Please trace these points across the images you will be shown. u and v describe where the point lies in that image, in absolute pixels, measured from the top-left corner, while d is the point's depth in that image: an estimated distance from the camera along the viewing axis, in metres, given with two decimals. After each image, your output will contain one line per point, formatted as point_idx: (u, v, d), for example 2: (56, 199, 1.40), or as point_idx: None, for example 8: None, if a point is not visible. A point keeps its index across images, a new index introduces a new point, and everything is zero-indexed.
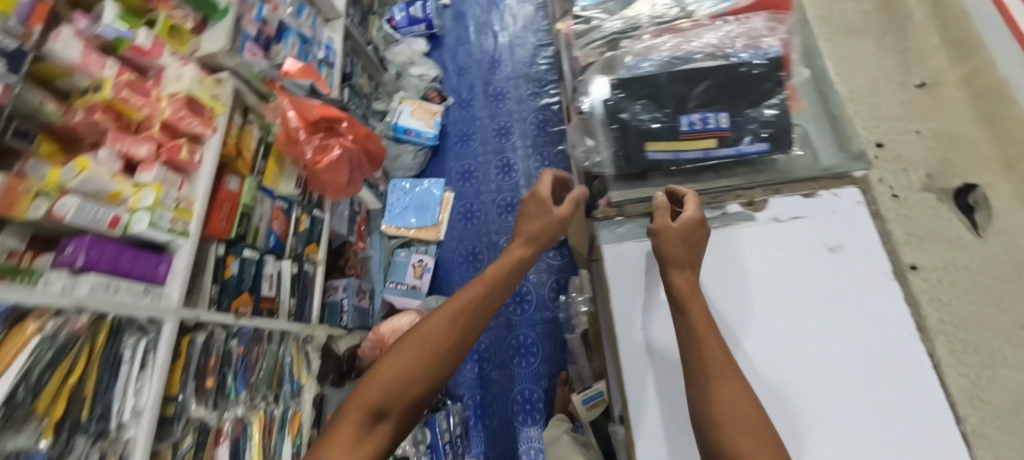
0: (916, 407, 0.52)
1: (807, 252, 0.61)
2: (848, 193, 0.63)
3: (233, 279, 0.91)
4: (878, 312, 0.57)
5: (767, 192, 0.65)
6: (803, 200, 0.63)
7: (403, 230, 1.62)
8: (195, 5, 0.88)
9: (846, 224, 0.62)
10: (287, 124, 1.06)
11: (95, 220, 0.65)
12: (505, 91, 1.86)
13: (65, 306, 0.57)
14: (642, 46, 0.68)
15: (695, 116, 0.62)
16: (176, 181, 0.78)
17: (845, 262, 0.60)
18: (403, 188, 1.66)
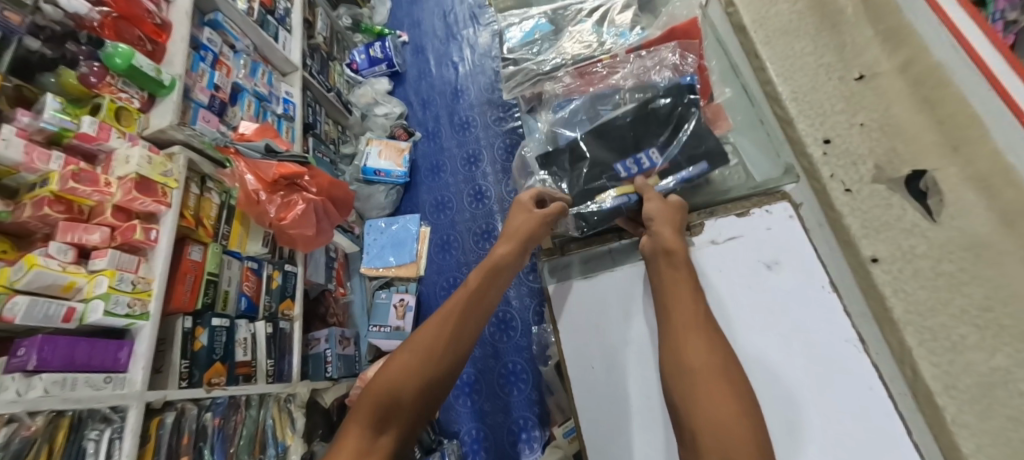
0: (863, 412, 0.59)
1: (752, 273, 0.69)
2: (778, 209, 0.72)
3: (203, 350, 0.90)
4: (820, 320, 0.65)
5: (703, 215, 0.75)
6: (737, 221, 0.73)
7: (383, 270, 1.61)
8: (139, 83, 0.89)
9: (781, 240, 0.70)
10: (246, 187, 1.07)
11: (47, 317, 0.65)
12: (471, 120, 1.87)
13: (17, 411, 0.58)
14: (563, 90, 0.90)
15: (630, 162, 0.78)
16: (133, 263, 0.78)
17: (785, 279, 0.68)
18: (379, 228, 1.67)
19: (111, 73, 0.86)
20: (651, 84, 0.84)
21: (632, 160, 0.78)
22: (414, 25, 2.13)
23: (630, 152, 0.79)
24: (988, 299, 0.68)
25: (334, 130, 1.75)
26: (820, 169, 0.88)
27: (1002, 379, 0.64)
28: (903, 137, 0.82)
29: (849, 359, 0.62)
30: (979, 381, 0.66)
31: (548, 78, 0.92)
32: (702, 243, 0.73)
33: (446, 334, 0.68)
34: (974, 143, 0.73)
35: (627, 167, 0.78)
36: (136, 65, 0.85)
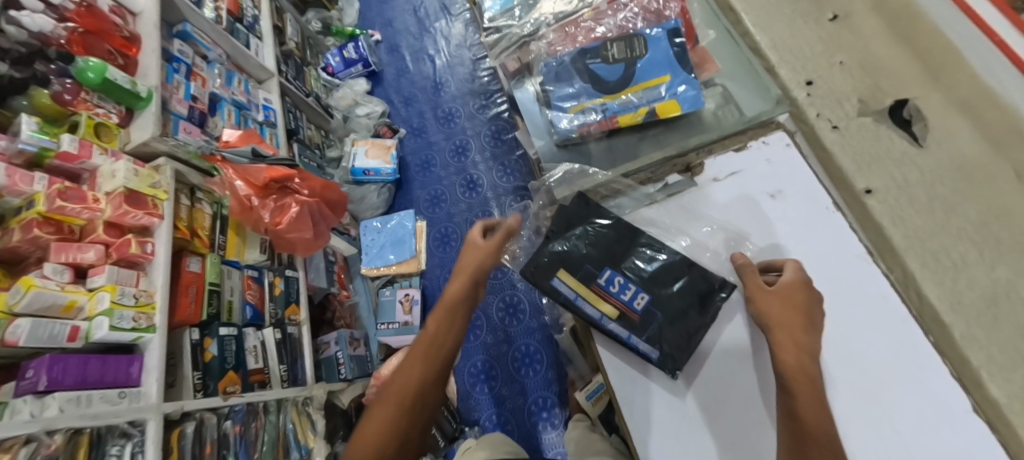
0: (883, 321, 0.62)
1: (756, 202, 0.70)
2: (775, 139, 0.73)
3: (215, 360, 0.89)
4: (828, 239, 0.66)
5: (702, 154, 0.75)
6: (734, 156, 0.73)
7: (384, 269, 1.60)
8: (116, 98, 0.87)
9: (780, 169, 0.72)
10: (237, 194, 1.06)
11: (52, 337, 0.64)
12: (454, 111, 1.86)
13: (35, 431, 0.57)
14: (547, 46, 0.90)
15: (615, 279, 0.66)
16: (132, 278, 0.77)
17: (787, 203, 0.69)
18: (375, 228, 1.64)
19: (85, 88, 0.84)
20: (638, 34, 0.82)
21: (624, 277, 0.66)
22: (385, 23, 2.11)
23: (620, 265, 0.67)
24: (983, 218, 0.71)
25: (318, 136, 1.73)
26: (806, 110, 0.84)
27: (1005, 290, 0.66)
28: (883, 70, 0.84)
29: (860, 272, 0.64)
30: (985, 294, 0.66)
31: (533, 39, 0.93)
32: (704, 182, 0.73)
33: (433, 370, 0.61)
34: (952, 70, 0.79)
35: (610, 275, 0.67)
36: (110, 78, 0.83)
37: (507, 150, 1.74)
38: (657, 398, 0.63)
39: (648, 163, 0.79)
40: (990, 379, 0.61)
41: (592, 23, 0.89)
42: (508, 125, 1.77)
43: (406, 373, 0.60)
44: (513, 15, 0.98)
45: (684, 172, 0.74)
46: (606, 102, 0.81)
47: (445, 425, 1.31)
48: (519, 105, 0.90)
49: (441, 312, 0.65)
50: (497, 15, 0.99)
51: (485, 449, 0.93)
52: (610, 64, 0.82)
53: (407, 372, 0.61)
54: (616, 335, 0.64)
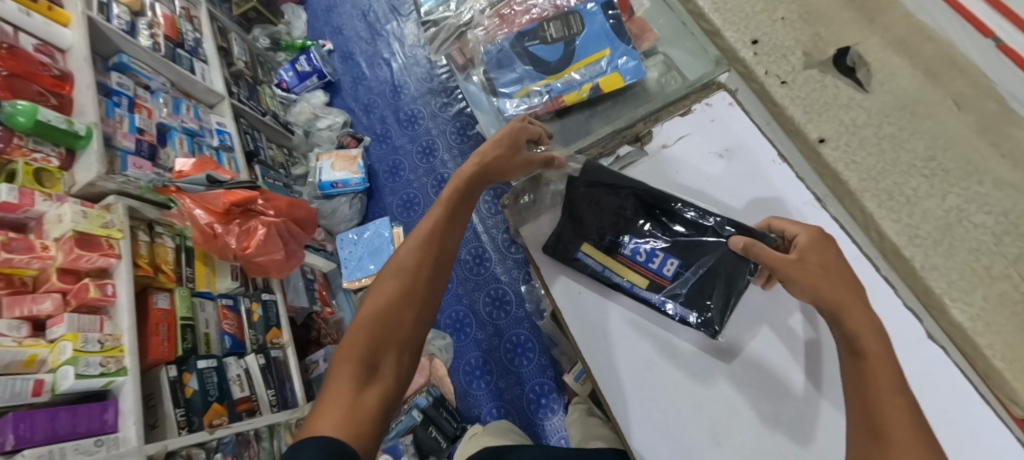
0: None
1: (705, 164, 0.71)
2: (717, 100, 0.73)
3: (197, 395, 0.87)
4: (777, 189, 0.68)
5: (649, 123, 0.75)
6: (682, 120, 0.73)
7: (365, 280, 1.58)
8: (53, 140, 0.84)
9: (726, 127, 0.72)
10: (198, 224, 1.04)
11: (15, 394, 0.62)
12: (417, 113, 1.83)
13: None
14: (484, 35, 0.88)
15: (641, 247, 0.68)
16: (95, 324, 0.74)
17: (735, 161, 0.70)
18: (352, 239, 1.63)
19: (18, 134, 0.81)
20: (574, 11, 0.82)
21: (648, 242, 0.68)
22: (335, 32, 2.07)
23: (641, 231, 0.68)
24: (929, 150, 0.73)
25: (281, 154, 1.69)
26: (754, 69, 0.85)
27: (957, 218, 0.68)
28: (823, 19, 0.84)
29: (812, 219, 0.65)
30: (938, 225, 0.69)
31: (469, 28, 0.92)
32: (654, 150, 0.73)
33: (414, 284, 0.60)
34: (887, 11, 0.81)
35: (635, 243, 0.68)
36: (43, 120, 0.80)
37: (473, 145, 1.72)
38: (631, 389, 0.65)
39: (596, 139, 0.79)
40: (952, 304, 0.64)
41: (525, 5, 0.88)
42: (472, 120, 1.75)
43: (387, 285, 0.59)
44: (449, 6, 0.96)
45: (634, 143, 0.74)
46: (549, 83, 0.80)
47: (446, 426, 1.30)
48: (469, 98, 0.89)
49: (419, 231, 0.64)
50: (433, 8, 0.97)
51: (489, 434, 0.94)
52: (550, 44, 0.81)
53: (388, 284, 0.59)
54: (647, 301, 0.67)
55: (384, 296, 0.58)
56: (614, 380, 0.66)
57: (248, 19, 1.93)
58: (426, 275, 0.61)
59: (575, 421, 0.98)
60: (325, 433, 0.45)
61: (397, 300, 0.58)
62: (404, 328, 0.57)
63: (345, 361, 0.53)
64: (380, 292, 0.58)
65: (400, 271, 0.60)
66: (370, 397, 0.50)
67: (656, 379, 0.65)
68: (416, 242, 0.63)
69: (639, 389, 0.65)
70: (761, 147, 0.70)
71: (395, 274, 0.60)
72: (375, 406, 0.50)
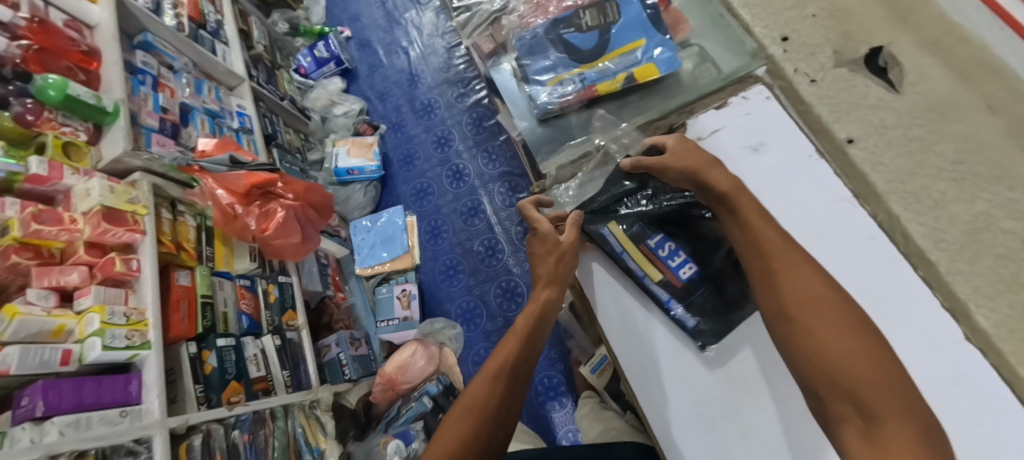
0: (869, 261, 0.62)
1: (736, 157, 0.71)
2: (755, 93, 0.73)
3: (215, 372, 0.87)
4: (809, 185, 0.67)
5: (683, 115, 0.76)
6: (717, 112, 0.74)
7: (378, 267, 1.58)
8: (81, 115, 0.85)
9: (759, 122, 0.72)
10: (219, 203, 1.04)
11: (44, 362, 0.63)
12: (433, 102, 1.83)
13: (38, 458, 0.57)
14: (518, 18, 0.89)
15: (667, 245, 0.69)
16: (120, 297, 0.75)
17: (768, 155, 0.70)
18: (364, 226, 1.63)
19: (48, 107, 0.82)
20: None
21: (675, 243, 0.69)
22: (353, 19, 2.07)
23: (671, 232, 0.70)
24: (959, 153, 0.72)
25: (297, 139, 1.70)
26: (783, 66, 0.84)
27: (985, 223, 0.68)
28: (854, 17, 0.83)
29: (846, 216, 0.65)
30: (966, 229, 0.68)
31: (503, 13, 0.95)
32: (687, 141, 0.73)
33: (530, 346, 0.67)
34: (921, 11, 0.80)
35: (660, 238, 0.69)
36: (72, 94, 0.81)
37: (489, 136, 1.72)
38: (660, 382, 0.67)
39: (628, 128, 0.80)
40: (978, 309, 0.64)
41: None
42: (488, 111, 1.75)
43: (487, 377, 0.63)
44: None
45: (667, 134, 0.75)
46: (583, 72, 0.80)
47: None
48: (497, 85, 0.89)
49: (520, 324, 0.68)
50: None
51: None
52: (584, 32, 0.81)
53: (488, 374, 0.63)
54: (654, 295, 0.68)
55: (482, 385, 0.62)
56: (642, 373, 0.68)
57: (267, 4, 1.93)
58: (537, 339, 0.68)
59: (586, 417, 0.99)
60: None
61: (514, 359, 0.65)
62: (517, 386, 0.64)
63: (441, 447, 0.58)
64: (480, 380, 0.63)
65: (500, 360, 0.65)
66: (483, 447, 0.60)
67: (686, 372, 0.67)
68: (516, 336, 0.67)
69: (669, 382, 0.67)
70: (796, 143, 0.70)
71: (494, 364, 0.64)
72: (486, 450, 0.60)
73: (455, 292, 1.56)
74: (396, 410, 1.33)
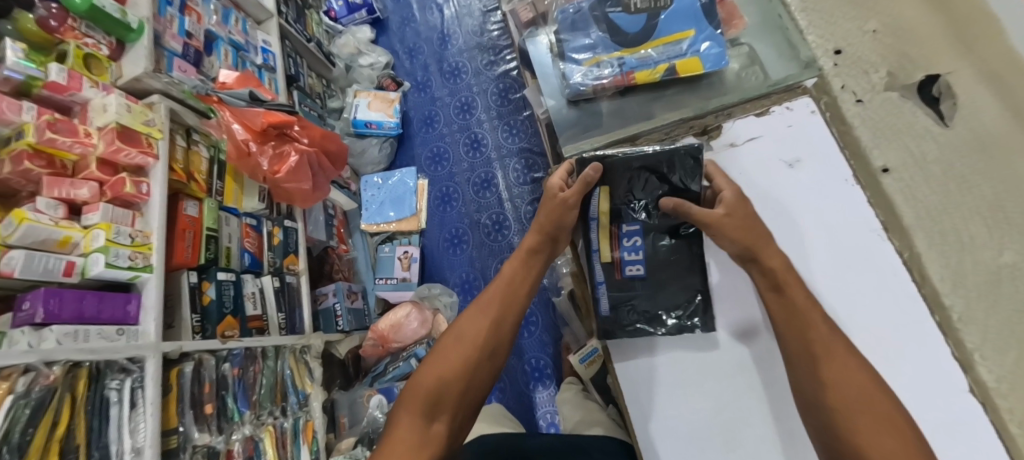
0: (884, 294, 0.62)
1: (767, 170, 0.69)
2: (800, 105, 0.71)
3: (213, 304, 0.88)
4: (839, 210, 0.66)
5: (721, 117, 0.74)
6: (755, 120, 0.72)
7: (384, 225, 1.58)
8: (105, 28, 0.84)
9: (798, 137, 0.70)
10: (234, 139, 1.03)
11: (48, 270, 0.63)
12: (460, 66, 1.80)
13: (32, 363, 0.56)
14: None
15: (637, 240, 0.68)
16: (127, 218, 0.75)
17: (802, 173, 0.68)
18: (375, 183, 1.62)
19: (73, 16, 0.80)
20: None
21: (643, 243, 0.68)
22: None
23: (650, 228, 0.68)
24: (999, 196, 0.71)
25: (319, 84, 1.67)
26: (832, 80, 0.80)
27: (1009, 274, 0.67)
28: (915, 38, 0.80)
29: (871, 246, 0.64)
30: (988, 279, 0.67)
31: None
32: (720, 147, 0.72)
33: (518, 288, 0.69)
34: (986, 43, 0.79)
35: (634, 228, 0.68)
36: (98, 5, 0.79)
37: (513, 109, 1.68)
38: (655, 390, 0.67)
39: (661, 123, 0.77)
40: (983, 360, 0.63)
41: None
42: (516, 84, 1.71)
43: (474, 319, 0.66)
44: None
45: (700, 136, 0.73)
46: (622, 56, 0.77)
47: None
48: (531, 57, 0.86)
49: (509, 266, 0.70)
50: None
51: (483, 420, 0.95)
52: (631, 14, 0.78)
53: (475, 316, 0.66)
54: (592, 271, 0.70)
55: (473, 321, 0.66)
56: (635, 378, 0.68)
57: None
58: (525, 285, 0.69)
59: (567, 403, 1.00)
60: (429, 390, 0.62)
61: (502, 300, 0.67)
62: (506, 325, 0.67)
63: (425, 381, 0.63)
64: (467, 321, 0.66)
65: (486, 303, 0.67)
66: (473, 381, 0.64)
67: (681, 384, 0.67)
68: (500, 281, 0.69)
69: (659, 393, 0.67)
70: (833, 163, 0.68)
71: (483, 307, 0.67)
72: (476, 383, 0.64)
73: (456, 261, 1.56)
74: (383, 366, 1.34)
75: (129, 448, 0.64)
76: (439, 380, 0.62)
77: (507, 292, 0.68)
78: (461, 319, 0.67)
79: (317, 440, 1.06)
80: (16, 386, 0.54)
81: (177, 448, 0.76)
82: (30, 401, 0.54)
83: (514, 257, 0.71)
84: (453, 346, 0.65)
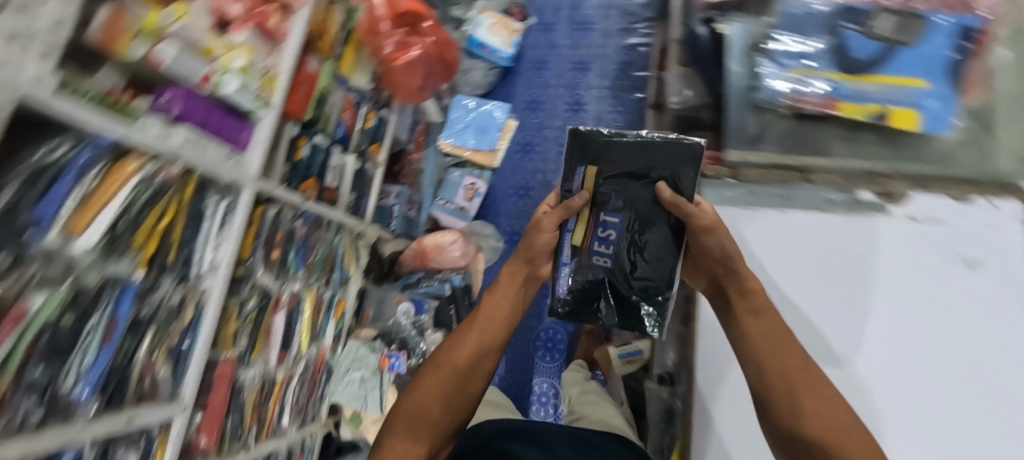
0: (994, 395, 0.71)
1: (946, 263, 0.78)
2: (1008, 207, 0.78)
3: (304, 162, 0.90)
4: (985, 316, 0.74)
5: (910, 186, 0.83)
6: (948, 205, 0.81)
7: (459, 149, 1.56)
8: None
9: (983, 240, 0.78)
10: (372, 12, 1.06)
11: (188, 72, 0.59)
12: (591, 20, 1.66)
13: (162, 152, 0.55)
14: None
15: (609, 232, 0.76)
16: (264, 49, 0.75)
17: (982, 276, 0.76)
18: (466, 105, 1.59)
19: None
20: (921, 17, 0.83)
21: (615, 238, 0.76)
22: None
23: (630, 226, 0.75)
24: None
25: None
26: None
27: None
28: None
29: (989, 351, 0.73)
30: None
31: None
32: (900, 216, 0.81)
33: (501, 317, 0.78)
34: None
35: (614, 222, 0.75)
36: None
37: (628, 86, 1.60)
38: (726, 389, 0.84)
39: (842, 166, 0.86)
40: None
41: None
42: (640, 61, 1.61)
43: (463, 344, 0.75)
44: None
45: (881, 196, 0.83)
46: (838, 80, 0.85)
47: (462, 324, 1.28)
48: (728, 39, 0.91)
49: (483, 306, 0.79)
50: None
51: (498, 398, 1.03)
52: (866, 37, 0.85)
53: (465, 342, 0.75)
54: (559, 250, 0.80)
55: (454, 346, 0.75)
56: (716, 371, 0.85)
57: None
58: (508, 314, 0.78)
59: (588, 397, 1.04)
60: (417, 409, 0.71)
61: (483, 325, 0.77)
62: (487, 347, 0.75)
63: (408, 412, 0.71)
64: (450, 350, 0.75)
65: (468, 339, 0.76)
66: (459, 397, 0.72)
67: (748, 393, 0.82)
68: (485, 309, 0.79)
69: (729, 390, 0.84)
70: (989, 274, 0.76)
71: (464, 341, 0.76)
72: (462, 399, 0.72)
73: (514, 211, 1.55)
74: (417, 278, 1.36)
75: (208, 260, 0.65)
76: (421, 409, 0.70)
77: (486, 327, 0.76)
78: (446, 346, 0.76)
79: (343, 317, 1.12)
80: (144, 168, 0.53)
81: (243, 277, 0.74)
82: (151, 186, 0.54)
83: (500, 289, 0.80)
84: (435, 375, 0.73)
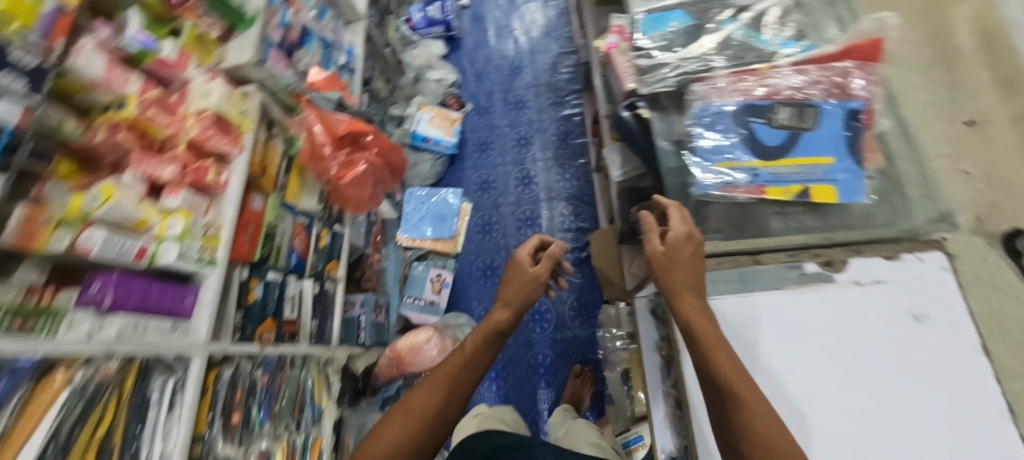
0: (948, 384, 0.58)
1: (878, 311, 0.62)
2: (931, 258, 0.64)
3: (257, 304, 0.86)
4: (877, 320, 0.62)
5: (848, 252, 0.67)
6: (885, 262, 0.65)
7: (419, 241, 1.59)
8: (222, 13, 0.84)
9: (927, 289, 0.63)
10: (312, 139, 1.03)
11: (122, 253, 0.59)
12: (525, 100, 1.81)
13: (96, 353, 0.54)
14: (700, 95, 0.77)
15: None
16: (203, 205, 0.74)
17: (931, 329, 0.61)
18: (420, 197, 1.63)
19: None
20: (811, 104, 0.72)
21: None
22: None
23: None
24: None
25: (385, 90, 1.68)
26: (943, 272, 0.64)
27: None
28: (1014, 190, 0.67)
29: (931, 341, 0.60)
30: None
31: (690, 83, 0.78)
32: (844, 281, 0.65)
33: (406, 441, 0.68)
34: None
35: None
36: None
37: (570, 154, 1.71)
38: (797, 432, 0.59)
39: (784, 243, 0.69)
40: None
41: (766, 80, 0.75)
42: (577, 130, 1.74)
43: None
44: (666, 40, 0.84)
45: (824, 265, 0.66)
46: (757, 167, 0.71)
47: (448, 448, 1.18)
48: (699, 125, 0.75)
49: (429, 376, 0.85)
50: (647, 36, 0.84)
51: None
52: (773, 128, 0.72)
53: None
54: None
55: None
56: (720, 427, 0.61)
57: None
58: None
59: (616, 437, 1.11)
60: None
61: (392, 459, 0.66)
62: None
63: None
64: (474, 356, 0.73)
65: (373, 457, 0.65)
66: None
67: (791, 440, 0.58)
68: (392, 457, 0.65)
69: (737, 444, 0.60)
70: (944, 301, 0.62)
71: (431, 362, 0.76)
72: None
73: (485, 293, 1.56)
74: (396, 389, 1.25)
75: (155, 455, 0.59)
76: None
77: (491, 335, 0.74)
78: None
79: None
80: (73, 378, 0.52)
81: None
82: (84, 398, 0.52)
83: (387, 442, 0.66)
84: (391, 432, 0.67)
